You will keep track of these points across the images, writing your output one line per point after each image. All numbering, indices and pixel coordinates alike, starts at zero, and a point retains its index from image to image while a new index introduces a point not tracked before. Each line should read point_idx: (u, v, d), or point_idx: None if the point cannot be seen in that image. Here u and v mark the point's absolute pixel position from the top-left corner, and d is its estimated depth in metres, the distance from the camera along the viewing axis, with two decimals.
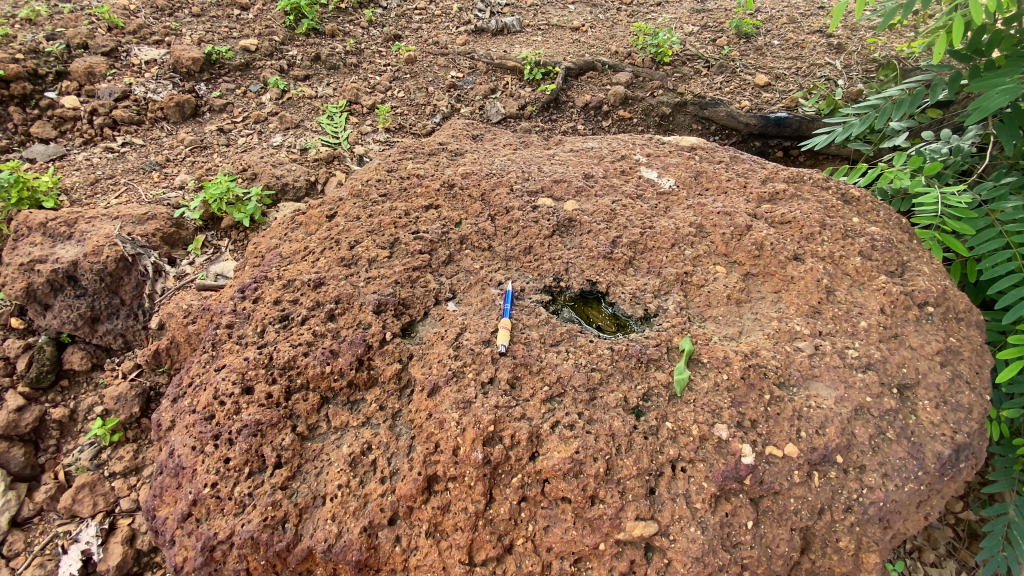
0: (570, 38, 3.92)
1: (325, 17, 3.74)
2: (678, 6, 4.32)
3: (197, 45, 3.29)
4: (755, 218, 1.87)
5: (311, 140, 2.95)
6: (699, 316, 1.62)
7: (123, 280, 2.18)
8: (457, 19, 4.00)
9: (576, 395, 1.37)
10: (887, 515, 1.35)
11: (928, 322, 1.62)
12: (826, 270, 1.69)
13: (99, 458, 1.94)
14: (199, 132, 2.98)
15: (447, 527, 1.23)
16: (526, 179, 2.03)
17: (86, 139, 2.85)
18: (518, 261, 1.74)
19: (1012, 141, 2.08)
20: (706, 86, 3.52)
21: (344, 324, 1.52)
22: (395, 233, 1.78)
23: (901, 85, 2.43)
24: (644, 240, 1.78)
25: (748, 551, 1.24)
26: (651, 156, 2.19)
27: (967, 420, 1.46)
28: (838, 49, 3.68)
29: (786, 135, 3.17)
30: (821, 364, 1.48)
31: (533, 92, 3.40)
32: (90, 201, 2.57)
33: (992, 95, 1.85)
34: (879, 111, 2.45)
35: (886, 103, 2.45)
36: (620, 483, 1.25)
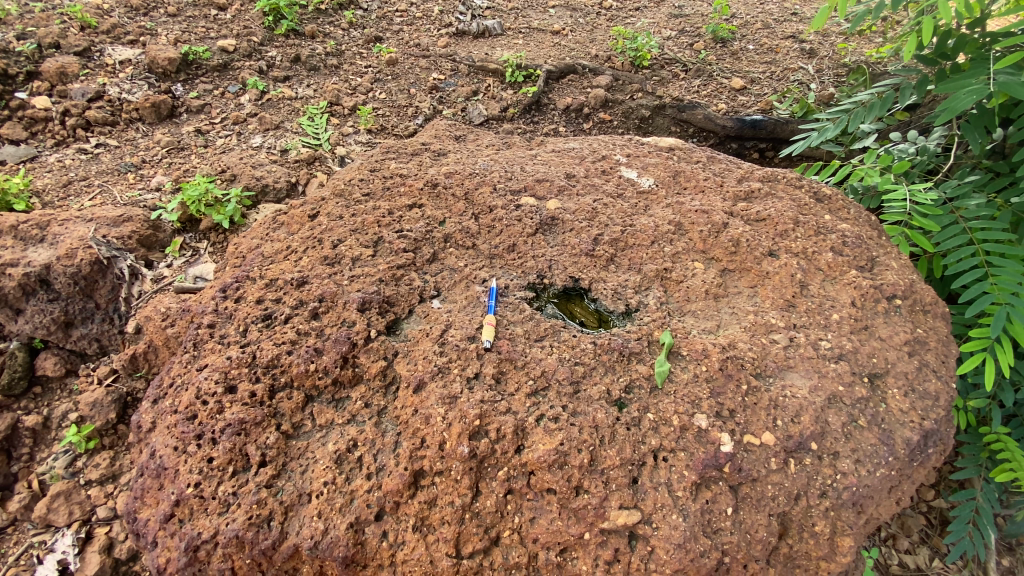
0: (551, 41, 3.96)
1: (305, 18, 3.72)
2: (657, 11, 4.40)
3: (174, 45, 3.25)
4: (732, 216, 1.92)
5: (291, 141, 2.93)
6: (678, 311, 1.66)
7: (98, 284, 2.15)
8: (439, 21, 4.01)
9: (560, 388, 1.40)
10: (860, 499, 1.40)
11: (896, 314, 1.69)
12: (800, 265, 1.75)
13: (73, 467, 1.89)
14: (176, 133, 2.94)
15: (433, 521, 1.24)
16: (509, 178, 2.05)
17: (59, 141, 2.79)
18: (503, 259, 1.76)
19: (982, 143, 2.14)
20: (685, 89, 3.60)
21: (328, 322, 1.52)
22: (379, 232, 1.79)
23: (871, 89, 2.52)
24: (625, 238, 1.82)
25: (728, 537, 1.27)
26: (631, 156, 2.24)
27: (934, 407, 1.52)
28: (810, 54, 3.81)
29: (762, 137, 3.27)
30: (795, 355, 1.53)
31: (515, 95, 3.43)
32: (63, 203, 2.52)
33: (959, 96, 1.94)
34: (852, 115, 2.54)
35: (858, 107, 2.53)
36: (603, 473, 1.28)
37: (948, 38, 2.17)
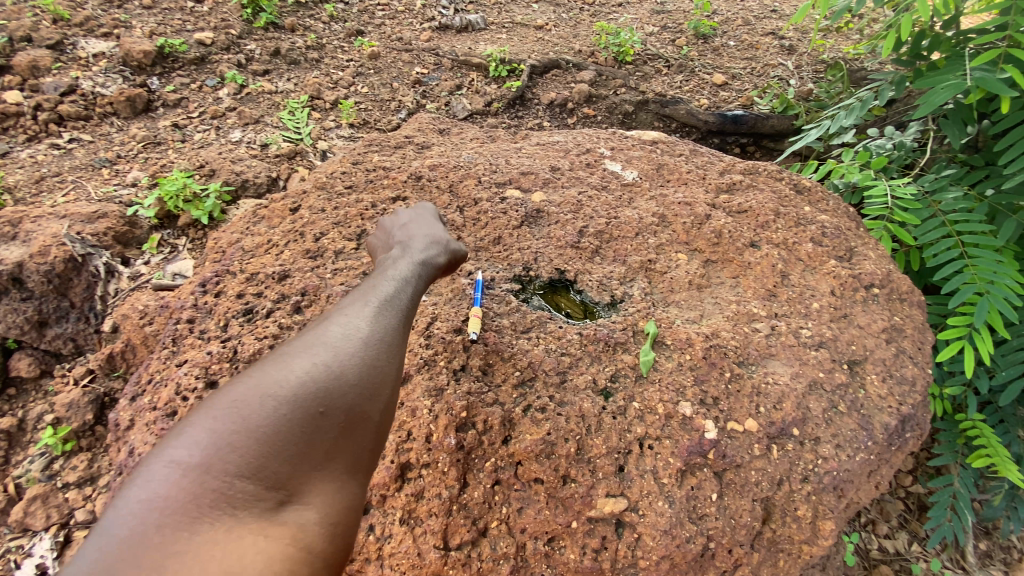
0: (535, 36, 3.95)
1: (285, 11, 3.66)
2: (639, 7, 4.42)
3: (149, 37, 3.17)
4: (714, 208, 1.94)
5: (272, 136, 2.88)
6: (662, 301, 1.67)
7: (72, 282, 2.12)
8: (421, 15, 3.98)
9: (546, 378, 1.40)
10: (841, 483, 1.43)
11: (874, 302, 1.73)
12: (780, 256, 1.78)
13: (50, 469, 1.83)
14: (152, 128, 2.86)
15: (420, 513, 1.23)
16: (494, 171, 2.04)
17: (30, 136, 2.70)
18: (488, 251, 1.76)
19: (961, 137, 2.17)
20: (667, 85, 3.63)
21: (311, 316, 1.50)
22: (362, 225, 1.77)
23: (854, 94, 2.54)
24: (610, 230, 1.83)
25: (713, 522, 1.29)
26: (615, 149, 2.25)
27: (911, 392, 1.56)
28: (789, 50, 3.86)
29: (743, 132, 3.32)
30: (777, 344, 1.56)
31: (499, 89, 3.41)
32: (35, 200, 2.44)
33: (937, 91, 1.96)
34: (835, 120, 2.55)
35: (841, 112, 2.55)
36: (590, 462, 1.30)
37: (923, 39, 2.21)
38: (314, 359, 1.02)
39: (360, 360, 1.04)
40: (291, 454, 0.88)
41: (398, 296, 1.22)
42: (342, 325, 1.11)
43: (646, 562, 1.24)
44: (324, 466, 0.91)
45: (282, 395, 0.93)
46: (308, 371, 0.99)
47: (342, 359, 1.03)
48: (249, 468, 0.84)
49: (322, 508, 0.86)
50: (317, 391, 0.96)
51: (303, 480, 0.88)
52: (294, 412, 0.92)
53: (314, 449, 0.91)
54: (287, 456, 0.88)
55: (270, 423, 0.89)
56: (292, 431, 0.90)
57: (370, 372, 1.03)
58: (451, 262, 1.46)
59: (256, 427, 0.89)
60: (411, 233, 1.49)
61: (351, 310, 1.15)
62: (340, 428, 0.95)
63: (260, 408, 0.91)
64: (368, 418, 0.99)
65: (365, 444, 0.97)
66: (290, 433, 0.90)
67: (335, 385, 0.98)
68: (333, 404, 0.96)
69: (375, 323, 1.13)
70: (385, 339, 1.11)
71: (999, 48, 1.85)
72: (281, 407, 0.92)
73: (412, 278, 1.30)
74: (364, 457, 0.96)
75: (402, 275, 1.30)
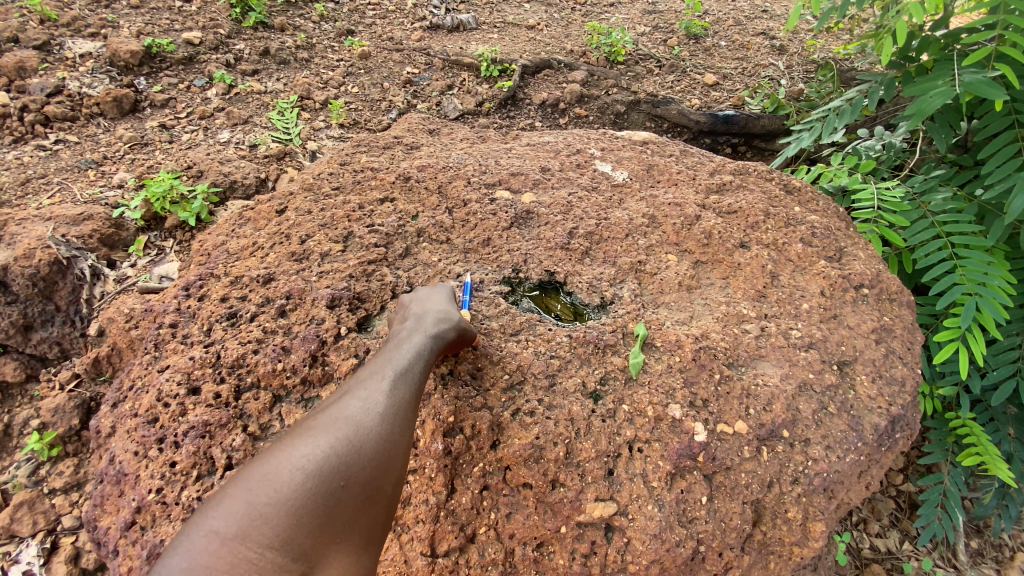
0: (526, 36, 3.94)
1: (274, 10, 3.63)
2: (631, 7, 4.41)
3: (136, 37, 3.13)
4: (704, 208, 1.94)
5: (261, 136, 2.85)
6: (652, 303, 1.67)
7: (58, 286, 2.10)
8: (412, 15, 3.95)
9: (535, 382, 1.39)
10: (831, 485, 1.42)
11: (864, 303, 1.72)
12: (770, 256, 1.78)
13: (37, 475, 1.79)
14: (139, 128, 2.83)
15: (407, 520, 1.22)
16: (483, 172, 2.03)
17: (16, 137, 2.66)
18: (477, 253, 1.74)
19: (949, 141, 2.17)
20: (659, 85, 3.63)
21: (296, 320, 1.48)
22: (349, 226, 1.75)
23: (843, 96, 2.53)
24: (600, 231, 1.82)
25: (703, 526, 1.28)
26: (605, 149, 2.24)
27: (900, 392, 1.56)
28: (780, 50, 3.88)
29: (734, 131, 3.32)
30: (767, 345, 1.55)
31: (490, 89, 3.40)
32: (20, 202, 2.41)
33: (929, 98, 1.93)
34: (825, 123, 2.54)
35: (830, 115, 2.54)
36: (579, 466, 1.28)
37: (912, 41, 2.21)
38: (340, 430, 1.04)
39: (382, 433, 1.06)
40: (315, 526, 0.92)
41: (422, 362, 1.21)
42: (363, 398, 1.11)
43: (636, 566, 1.24)
44: (342, 540, 0.94)
45: (309, 469, 0.96)
46: (332, 444, 1.01)
47: (365, 432, 1.05)
48: (276, 539, 0.89)
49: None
50: (340, 464, 0.99)
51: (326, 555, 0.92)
52: (319, 487, 0.95)
53: (336, 522, 0.94)
54: (309, 530, 0.92)
55: (296, 497, 0.93)
56: (317, 505, 0.94)
57: (390, 446, 1.05)
58: (461, 338, 1.34)
59: (282, 498, 0.93)
60: (424, 304, 1.37)
61: (370, 381, 1.15)
62: (362, 500, 0.98)
63: (288, 481, 0.94)
64: (386, 490, 1.02)
65: (381, 519, 1.00)
66: (314, 506, 0.93)
67: (359, 458, 1.01)
68: (355, 477, 0.99)
69: (399, 392, 1.14)
70: (407, 408, 1.12)
71: (989, 50, 1.84)
72: (306, 482, 0.95)
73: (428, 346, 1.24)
74: (379, 530, 1.00)
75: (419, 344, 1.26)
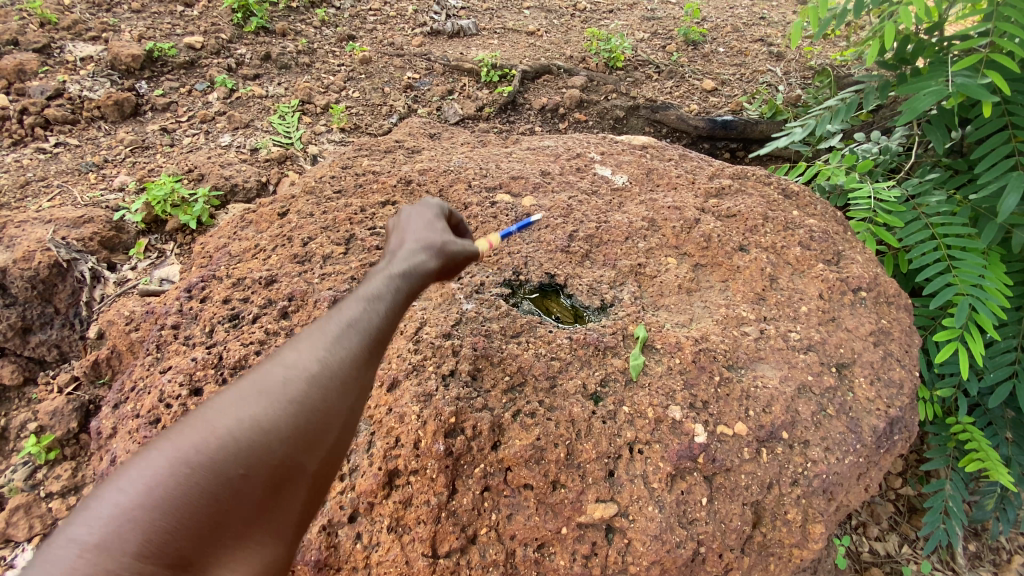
0: (526, 41, 3.97)
1: (276, 15, 3.65)
2: (630, 13, 4.45)
3: (138, 41, 3.15)
4: (703, 212, 1.95)
5: (262, 140, 2.86)
6: (652, 305, 1.67)
7: (57, 289, 2.11)
8: (413, 20, 3.98)
9: (536, 383, 1.40)
10: (830, 486, 1.43)
11: (862, 305, 1.74)
12: (769, 259, 1.79)
13: (34, 478, 1.77)
14: (140, 132, 2.84)
15: (408, 521, 1.22)
16: (484, 176, 2.04)
17: (16, 140, 2.67)
18: (478, 256, 1.75)
19: (944, 141, 2.18)
20: (658, 91, 3.66)
21: (299, 321, 1.49)
22: (351, 229, 1.76)
23: (839, 95, 2.57)
24: (600, 234, 1.84)
25: (703, 527, 1.29)
26: (605, 154, 2.25)
27: (899, 394, 1.57)
28: (777, 57, 3.91)
29: (733, 136, 3.34)
30: (766, 347, 1.56)
31: (490, 94, 3.42)
32: (20, 204, 2.41)
33: (921, 97, 1.97)
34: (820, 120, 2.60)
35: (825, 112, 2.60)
36: (580, 467, 1.29)
37: (907, 44, 2.24)
38: (244, 408, 0.88)
39: (304, 408, 0.92)
40: (207, 525, 0.79)
41: (366, 322, 1.07)
42: (287, 364, 0.95)
43: (636, 567, 1.24)
44: (244, 534, 0.83)
45: (199, 458, 0.81)
46: (239, 425, 0.86)
47: (278, 410, 0.90)
48: (151, 545, 0.74)
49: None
50: (242, 448, 0.84)
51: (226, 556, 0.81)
52: (212, 480, 0.80)
53: (235, 517, 0.82)
54: (198, 530, 0.78)
55: (179, 494, 0.78)
56: (210, 500, 0.79)
57: (311, 423, 0.92)
58: (445, 265, 1.27)
59: (161, 496, 0.77)
60: (401, 236, 1.32)
61: (300, 344, 0.99)
62: (271, 487, 0.86)
63: (177, 473, 0.79)
64: (304, 472, 0.90)
65: (298, 507, 0.89)
66: (203, 503, 0.79)
67: (267, 442, 0.87)
68: (262, 464, 0.85)
69: (330, 358, 0.99)
70: (339, 377, 0.98)
71: (980, 54, 1.87)
72: (193, 475, 0.80)
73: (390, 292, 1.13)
74: (294, 514, 0.89)
75: (372, 294, 1.12)
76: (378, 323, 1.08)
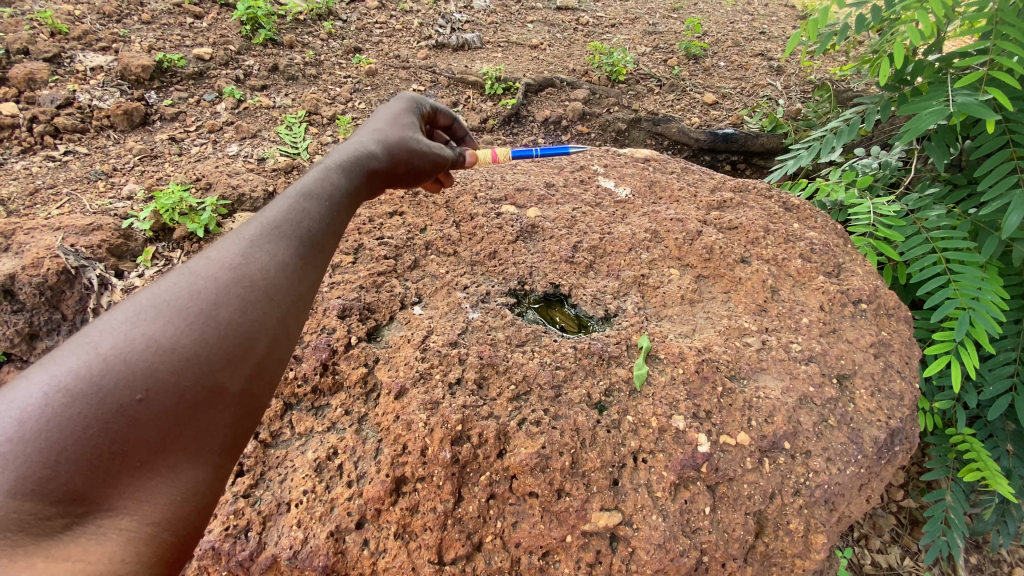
0: (529, 55, 4.03)
1: (284, 27, 3.72)
2: (632, 28, 4.52)
3: (148, 52, 3.21)
4: (705, 224, 1.98)
5: (269, 150, 2.91)
6: (655, 316, 1.70)
7: (65, 295, 2.14)
8: (419, 34, 4.05)
9: (541, 392, 1.42)
10: (832, 497, 1.44)
11: (862, 317, 1.76)
12: (770, 271, 1.82)
13: None
14: (149, 141, 2.88)
15: (415, 528, 1.23)
16: (490, 187, 2.08)
17: (25, 148, 2.71)
18: (484, 265, 1.78)
19: (945, 160, 2.19)
20: (659, 104, 3.71)
21: (308, 328, 1.53)
22: (359, 239, 1.81)
23: (840, 116, 2.59)
24: (603, 246, 1.87)
25: (706, 536, 1.30)
26: (608, 166, 2.29)
27: (899, 406, 1.58)
28: (778, 71, 3.98)
29: (734, 149, 3.38)
30: (768, 358, 1.58)
31: (494, 106, 3.47)
32: (29, 211, 2.44)
33: (924, 117, 1.99)
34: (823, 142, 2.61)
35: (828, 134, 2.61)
36: (585, 475, 1.30)
37: (906, 65, 2.28)
38: (136, 328, 0.87)
39: (212, 323, 0.93)
40: (105, 456, 0.77)
41: (279, 237, 1.13)
42: (188, 282, 0.97)
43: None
44: (155, 462, 0.81)
45: (83, 383, 0.78)
46: (134, 344, 0.85)
47: (178, 326, 0.90)
48: (33, 482, 0.72)
49: (155, 510, 0.79)
50: (138, 370, 0.83)
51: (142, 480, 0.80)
52: (100, 407, 0.78)
53: (140, 443, 0.80)
54: (92, 463, 0.76)
55: (63, 424, 0.75)
56: (103, 427, 0.77)
57: (228, 336, 0.94)
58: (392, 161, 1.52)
59: (42, 429, 0.74)
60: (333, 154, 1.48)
61: (203, 267, 1.00)
62: (181, 410, 0.85)
63: (63, 399, 0.77)
64: (225, 391, 0.91)
65: (223, 423, 0.90)
66: (95, 431, 0.77)
67: (169, 361, 0.86)
68: (164, 384, 0.84)
69: (240, 272, 1.03)
70: (253, 289, 1.02)
71: (980, 73, 1.91)
72: (77, 403, 0.77)
73: (339, 176, 1.35)
74: (218, 437, 0.89)
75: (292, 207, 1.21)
76: (295, 236, 1.15)
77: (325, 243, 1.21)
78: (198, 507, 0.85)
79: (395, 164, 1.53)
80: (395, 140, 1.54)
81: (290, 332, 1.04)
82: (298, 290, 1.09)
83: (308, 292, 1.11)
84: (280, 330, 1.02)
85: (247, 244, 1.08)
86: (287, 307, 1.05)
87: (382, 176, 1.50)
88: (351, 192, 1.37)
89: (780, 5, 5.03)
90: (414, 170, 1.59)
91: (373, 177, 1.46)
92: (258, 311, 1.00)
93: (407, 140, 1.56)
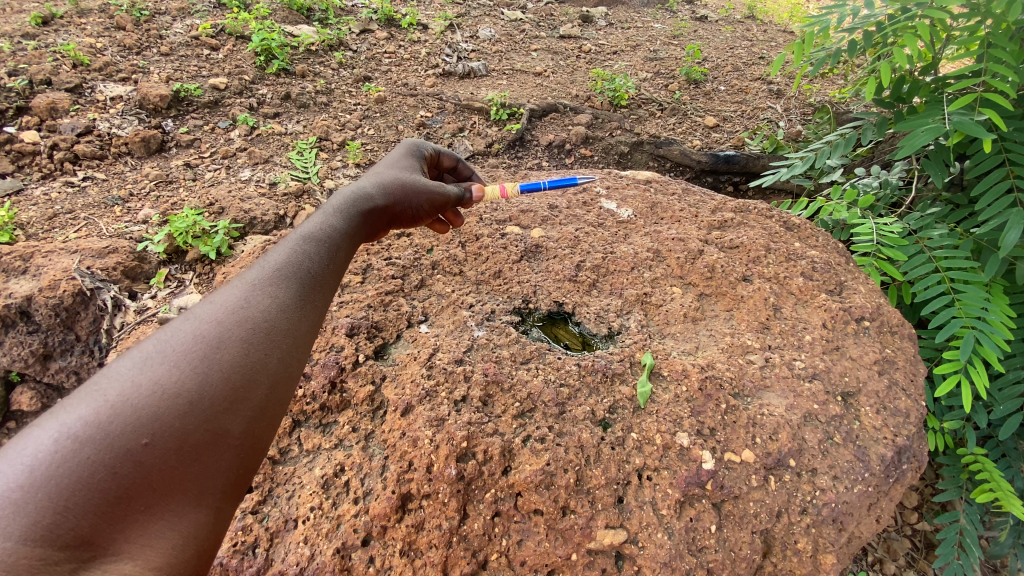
0: (534, 82, 4.15)
1: (296, 58, 3.85)
2: (633, 55, 4.64)
3: (165, 83, 3.35)
4: (706, 243, 2.01)
5: (280, 175, 2.98)
6: (658, 333, 1.72)
7: (80, 316, 2.17)
8: (426, 62, 4.18)
9: (546, 409, 1.43)
10: (840, 516, 1.42)
11: (865, 335, 1.77)
12: (772, 289, 1.84)
13: None
14: (165, 167, 2.97)
15: (421, 545, 1.23)
16: (494, 209, 2.14)
17: (45, 173, 2.81)
18: (488, 285, 1.82)
19: (944, 178, 2.22)
20: (661, 127, 3.79)
21: (317, 346, 1.57)
22: (367, 259, 1.86)
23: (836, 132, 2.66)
24: (606, 265, 1.91)
25: (713, 555, 1.29)
26: (610, 188, 2.34)
27: (905, 423, 1.58)
28: (777, 95, 4.06)
29: (735, 171, 3.43)
30: (772, 375, 1.59)
31: (500, 131, 3.57)
32: (47, 235, 2.51)
33: (917, 135, 2.02)
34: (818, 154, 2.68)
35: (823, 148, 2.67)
36: (589, 492, 1.31)
37: (903, 84, 2.30)
38: (142, 373, 0.89)
39: (216, 365, 0.96)
40: (111, 500, 0.78)
41: (280, 279, 1.18)
42: (194, 328, 1.00)
43: None
44: (159, 506, 0.82)
45: (90, 428, 0.80)
46: (142, 389, 0.87)
47: (183, 370, 0.92)
48: (44, 527, 0.72)
49: (158, 554, 0.80)
50: (144, 415, 0.85)
51: (146, 525, 0.80)
52: (108, 452, 0.79)
53: (145, 486, 0.81)
54: (99, 508, 0.77)
55: (71, 470, 0.76)
56: (110, 472, 0.79)
57: (232, 378, 0.97)
58: (390, 202, 1.60)
59: (53, 475, 0.75)
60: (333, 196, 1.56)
61: (206, 312, 1.04)
62: (186, 452, 0.86)
63: (73, 444, 0.78)
64: (229, 433, 0.92)
65: (225, 466, 0.91)
66: (102, 476, 0.78)
67: (173, 405, 0.88)
68: (169, 428, 0.86)
69: (243, 313, 1.07)
70: (255, 330, 1.06)
71: (974, 93, 1.92)
72: (85, 448, 0.79)
73: (339, 219, 1.44)
74: (220, 478, 0.89)
75: (293, 252, 1.27)
76: (295, 278, 1.21)
77: (324, 283, 1.27)
78: (200, 550, 0.85)
79: (391, 204, 1.61)
80: (390, 181, 1.63)
81: (291, 371, 1.06)
82: (298, 330, 1.13)
83: (308, 332, 1.15)
84: (281, 369, 1.05)
85: (250, 289, 1.13)
86: (289, 347, 1.09)
87: (380, 216, 1.58)
88: (350, 232, 1.44)
89: (779, 32, 5.15)
90: (411, 211, 1.66)
91: (368, 218, 1.53)
92: (260, 352, 1.04)
93: (403, 179, 1.65)
